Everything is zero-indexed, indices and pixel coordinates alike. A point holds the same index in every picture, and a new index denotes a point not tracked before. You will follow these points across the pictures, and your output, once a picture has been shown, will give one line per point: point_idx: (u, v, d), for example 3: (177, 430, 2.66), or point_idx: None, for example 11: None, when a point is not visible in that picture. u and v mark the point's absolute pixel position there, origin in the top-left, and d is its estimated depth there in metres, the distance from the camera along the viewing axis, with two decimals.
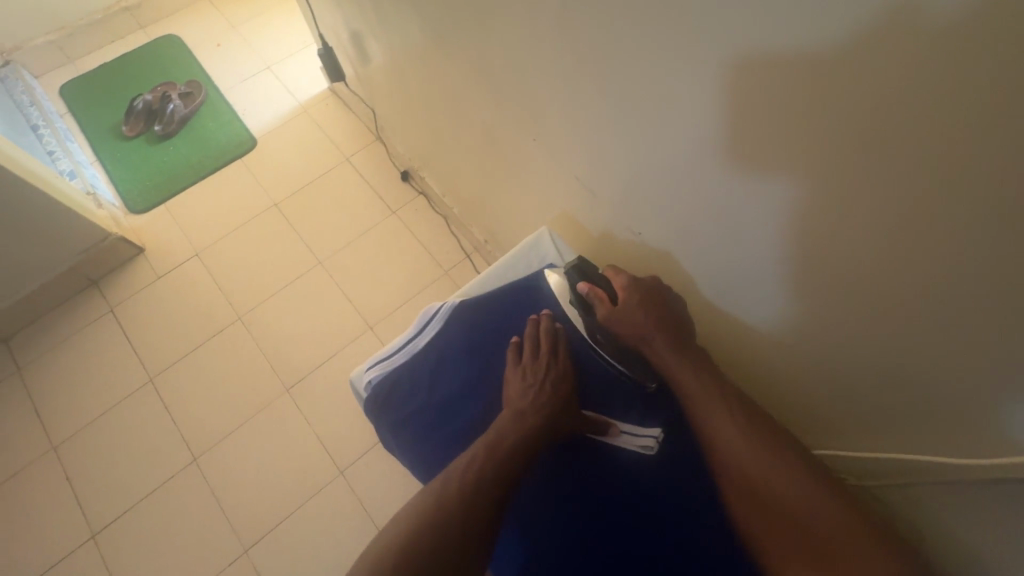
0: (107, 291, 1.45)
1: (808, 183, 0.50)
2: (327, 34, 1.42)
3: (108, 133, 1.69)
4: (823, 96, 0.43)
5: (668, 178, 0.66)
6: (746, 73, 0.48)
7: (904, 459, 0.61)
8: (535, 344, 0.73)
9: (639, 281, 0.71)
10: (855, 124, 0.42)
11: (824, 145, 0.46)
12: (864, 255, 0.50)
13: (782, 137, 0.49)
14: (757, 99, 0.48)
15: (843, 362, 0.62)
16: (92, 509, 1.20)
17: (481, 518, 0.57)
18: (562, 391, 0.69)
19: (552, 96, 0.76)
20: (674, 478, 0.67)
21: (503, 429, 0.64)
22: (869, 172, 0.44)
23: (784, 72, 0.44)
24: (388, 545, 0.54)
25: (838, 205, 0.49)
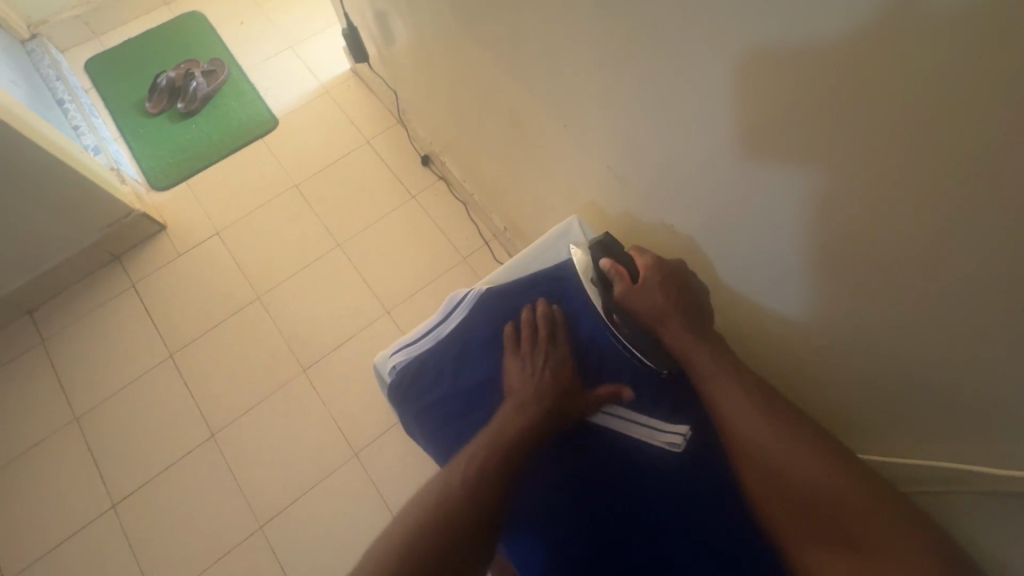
0: (129, 266, 1.46)
1: (863, 182, 0.47)
2: (351, 14, 1.41)
3: (131, 109, 1.69)
4: (886, 89, 0.40)
5: (706, 172, 0.63)
6: (799, 63, 0.45)
7: (948, 467, 0.59)
8: (536, 326, 0.73)
9: (661, 261, 0.69)
10: (922, 120, 0.40)
11: (885, 142, 0.43)
12: (917, 255, 0.47)
13: (837, 132, 0.46)
14: (812, 91, 0.45)
15: (884, 364, 0.59)
16: (112, 480, 1.23)
17: (488, 504, 0.57)
18: (563, 380, 0.69)
19: (582, 83, 0.73)
20: (701, 477, 0.66)
21: (504, 421, 0.64)
22: (935, 171, 0.41)
23: (843, 62, 0.42)
24: (400, 530, 0.54)
25: (896, 204, 0.46)
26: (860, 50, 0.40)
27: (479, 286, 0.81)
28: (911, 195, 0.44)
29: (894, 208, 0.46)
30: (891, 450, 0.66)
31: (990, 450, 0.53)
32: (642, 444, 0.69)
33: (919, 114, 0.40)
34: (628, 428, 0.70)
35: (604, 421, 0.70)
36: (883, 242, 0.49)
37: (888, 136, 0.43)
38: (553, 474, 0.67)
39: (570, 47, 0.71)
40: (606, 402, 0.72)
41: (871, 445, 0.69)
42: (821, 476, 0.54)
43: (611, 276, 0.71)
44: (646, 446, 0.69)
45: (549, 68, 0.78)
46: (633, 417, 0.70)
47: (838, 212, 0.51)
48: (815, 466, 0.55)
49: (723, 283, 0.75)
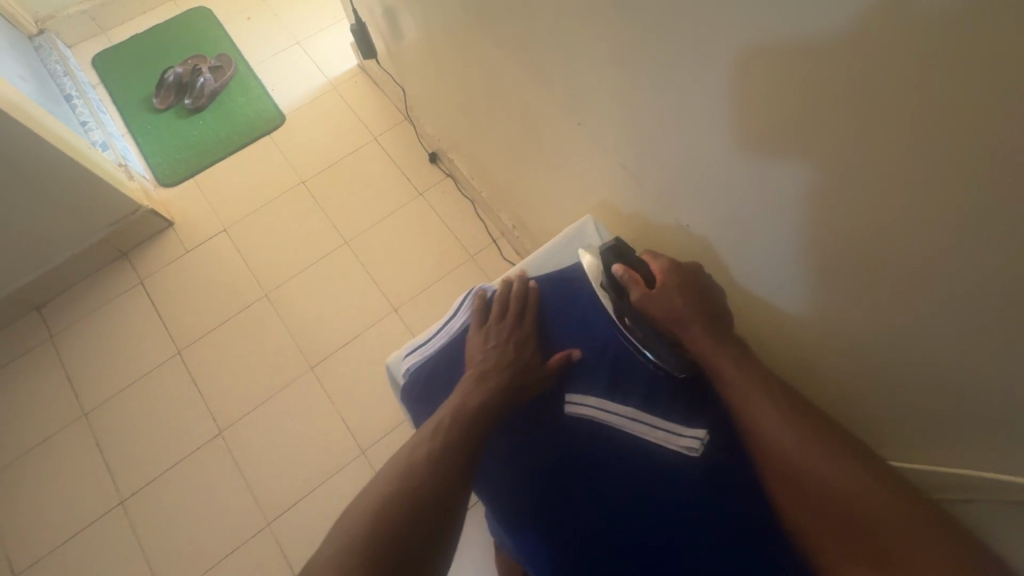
0: (137, 263, 1.46)
1: (897, 186, 0.45)
2: (359, 10, 1.40)
3: (138, 105, 1.69)
4: (927, 90, 0.39)
5: (727, 174, 0.62)
6: (833, 62, 0.43)
7: (986, 478, 0.57)
8: (499, 306, 0.77)
9: (676, 265, 0.70)
10: (966, 124, 0.38)
11: (924, 145, 0.41)
12: (949, 260, 0.46)
13: (871, 134, 0.44)
14: (845, 92, 0.44)
15: (908, 369, 0.58)
16: (121, 476, 1.23)
17: (457, 466, 0.57)
18: (524, 355, 0.72)
19: (597, 81, 0.72)
20: (722, 482, 0.62)
21: (466, 393, 0.66)
22: (977, 176, 0.40)
23: (881, 62, 0.40)
24: (375, 495, 0.54)
25: (932, 209, 0.44)
26: (900, 49, 0.38)
27: (492, 285, 0.81)
28: (950, 200, 0.43)
29: (930, 213, 0.45)
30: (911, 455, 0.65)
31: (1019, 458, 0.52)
32: (658, 448, 0.66)
33: (956, 115, 0.38)
34: (641, 430, 0.67)
35: (616, 423, 0.68)
36: (916, 247, 0.48)
37: (927, 139, 0.41)
38: (546, 465, 0.66)
39: (585, 43, 0.69)
40: (617, 403, 0.69)
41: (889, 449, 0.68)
42: (835, 469, 0.54)
43: (624, 281, 0.71)
44: (663, 450, 0.65)
45: (563, 65, 0.77)
46: (647, 418, 0.67)
47: (867, 217, 0.49)
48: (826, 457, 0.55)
49: (740, 285, 0.74)
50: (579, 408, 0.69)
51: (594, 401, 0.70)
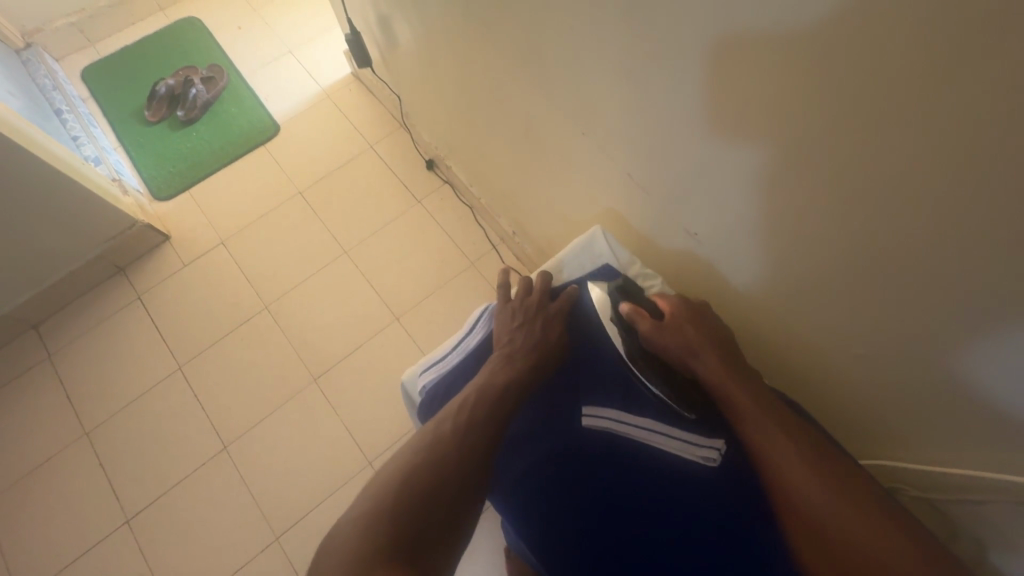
0: (134, 278, 1.45)
1: (922, 202, 0.45)
2: (354, 19, 1.39)
3: (130, 118, 1.67)
4: (961, 109, 0.38)
5: (741, 187, 0.61)
6: (859, 79, 0.42)
7: (982, 476, 0.58)
8: (526, 287, 0.78)
9: (685, 301, 0.69)
10: (1001, 141, 0.37)
11: (954, 161, 0.41)
12: (964, 273, 0.46)
13: (898, 150, 0.43)
14: (871, 108, 0.43)
15: (918, 376, 0.58)
16: (126, 494, 1.22)
17: (481, 445, 0.58)
18: (551, 335, 0.72)
19: (603, 93, 0.72)
20: (738, 492, 0.63)
21: (493, 373, 0.66)
22: (1010, 193, 0.39)
23: (913, 81, 0.39)
24: (398, 467, 0.55)
25: (959, 224, 0.44)
26: (932, 68, 0.37)
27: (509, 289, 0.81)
28: (978, 215, 0.42)
29: (955, 228, 0.44)
30: (924, 457, 0.65)
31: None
32: (676, 458, 0.66)
33: (977, 134, 0.38)
34: (658, 439, 0.67)
35: (635, 435, 0.68)
36: (938, 260, 0.47)
37: (956, 157, 0.40)
38: (570, 465, 0.68)
39: (590, 55, 0.69)
40: (633, 413, 0.69)
41: (903, 450, 0.67)
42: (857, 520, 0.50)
43: (631, 318, 0.68)
44: (681, 460, 0.66)
45: (566, 76, 0.77)
46: (664, 428, 0.68)
47: (886, 230, 0.49)
48: (848, 505, 0.51)
49: (752, 296, 0.73)
50: (596, 420, 0.70)
51: (611, 412, 0.70)
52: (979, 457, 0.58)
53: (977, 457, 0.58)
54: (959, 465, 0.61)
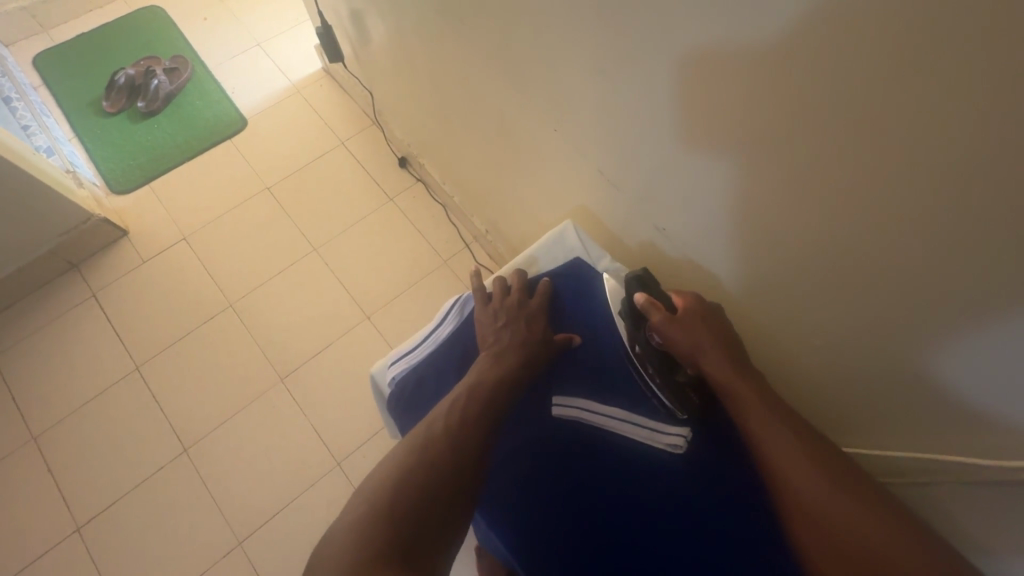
0: (89, 275, 1.38)
1: (864, 192, 0.47)
2: (325, 12, 1.37)
3: (86, 107, 1.60)
4: (910, 106, 0.40)
5: (705, 181, 0.63)
6: (812, 76, 0.44)
7: (926, 458, 0.60)
8: (503, 287, 0.77)
9: (700, 298, 0.67)
10: (933, 133, 0.40)
11: (893, 153, 0.43)
12: (903, 262, 0.49)
13: (846, 143, 0.46)
14: (819, 103, 0.45)
15: (867, 362, 0.61)
16: (77, 501, 1.16)
17: (473, 442, 0.58)
18: (536, 331, 0.73)
19: (573, 90, 0.73)
20: (700, 477, 0.66)
21: (481, 372, 0.66)
22: (953, 189, 0.41)
23: (854, 76, 0.42)
24: (391, 471, 0.55)
25: (906, 218, 0.46)
26: (868, 63, 0.40)
27: (485, 285, 0.80)
28: (924, 209, 0.44)
29: (896, 219, 0.47)
30: (872, 443, 0.68)
31: (970, 450, 0.55)
32: (643, 447, 0.68)
33: (911, 126, 0.41)
34: (629, 428, 0.69)
35: (604, 424, 0.69)
36: (882, 250, 0.50)
37: (892, 149, 0.43)
38: (547, 457, 0.68)
39: (563, 52, 0.70)
40: (607, 405, 0.70)
41: (852, 438, 0.71)
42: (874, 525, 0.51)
43: (644, 310, 0.67)
44: (647, 448, 0.68)
45: (537, 73, 0.78)
46: (634, 418, 0.69)
47: (836, 220, 0.52)
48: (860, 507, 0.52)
49: (715, 289, 0.75)
50: (567, 410, 0.70)
51: (582, 402, 0.71)
52: (921, 440, 0.61)
53: (920, 441, 0.61)
54: (904, 447, 0.63)
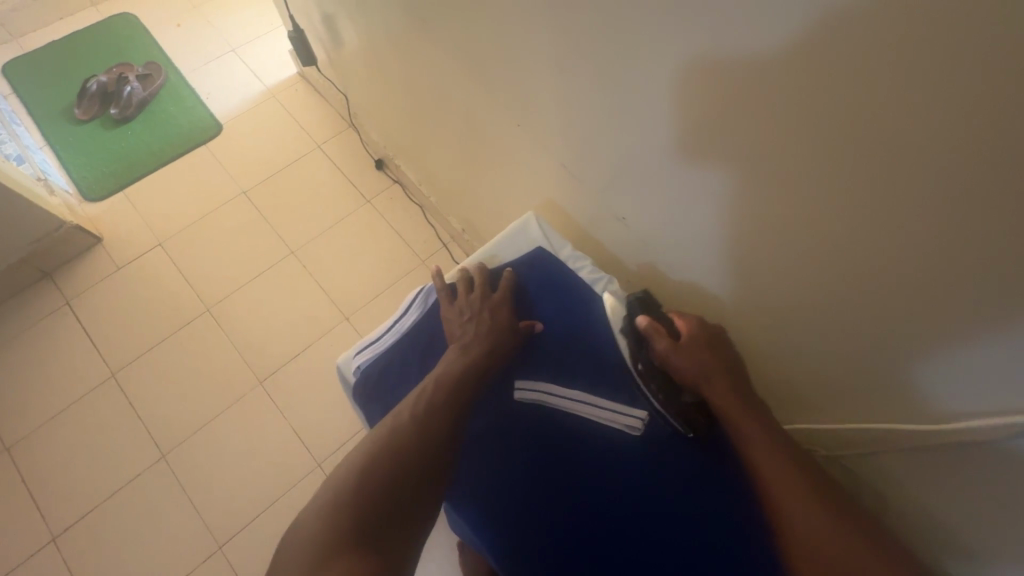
0: (62, 283, 1.37)
1: (799, 175, 0.50)
2: (297, 16, 1.38)
3: (58, 115, 1.59)
4: (834, 88, 0.42)
5: (659, 170, 0.65)
6: (745, 65, 0.47)
7: (871, 428, 0.62)
8: (467, 282, 0.78)
9: (702, 324, 0.67)
10: (854, 115, 0.42)
11: (821, 137, 0.46)
12: (839, 241, 0.51)
13: (779, 129, 0.48)
14: (754, 90, 0.48)
15: (814, 339, 0.63)
16: (52, 511, 1.14)
17: (439, 430, 0.60)
18: (501, 320, 0.74)
19: (535, 86, 0.75)
20: (659, 457, 0.68)
21: (448, 364, 0.68)
22: (883, 165, 0.43)
23: (782, 64, 0.44)
24: (356, 464, 0.56)
25: (839, 198, 0.48)
26: (793, 51, 0.43)
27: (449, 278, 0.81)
28: (859, 186, 0.46)
29: (828, 200, 0.49)
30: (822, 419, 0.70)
31: (909, 418, 0.57)
32: (603, 428, 0.70)
33: (835, 109, 0.43)
34: (588, 411, 0.71)
35: (564, 407, 0.71)
36: (819, 230, 0.52)
37: (820, 133, 0.45)
38: (510, 441, 0.69)
39: (523, 49, 0.72)
40: (569, 389, 0.72)
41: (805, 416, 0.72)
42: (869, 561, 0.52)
43: (648, 334, 0.67)
44: (606, 430, 0.70)
45: (502, 70, 0.80)
46: (593, 402, 0.71)
47: (777, 204, 0.54)
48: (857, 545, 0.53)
49: (676, 275, 0.78)
50: (529, 394, 0.72)
51: (543, 385, 0.73)
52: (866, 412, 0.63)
53: (866, 412, 0.63)
54: (851, 420, 0.65)
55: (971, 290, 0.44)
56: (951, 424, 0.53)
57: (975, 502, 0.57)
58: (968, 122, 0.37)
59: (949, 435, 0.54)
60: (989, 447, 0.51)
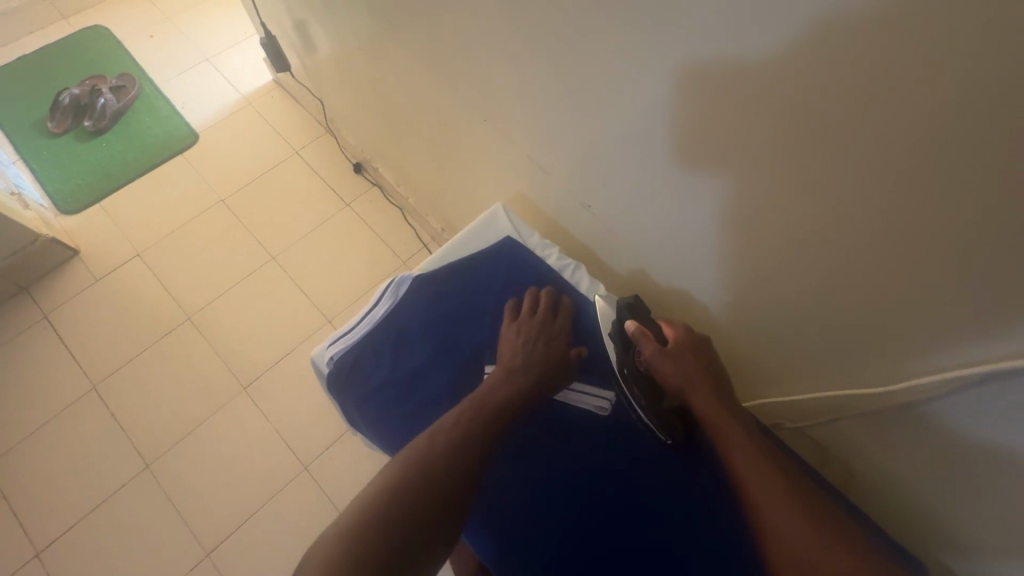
0: (40, 296, 1.36)
1: (742, 155, 0.52)
2: (270, 23, 1.38)
3: (30, 129, 1.58)
4: (766, 68, 0.44)
5: (619, 155, 0.67)
6: (687, 49, 0.49)
7: (826, 396, 0.65)
8: (532, 303, 0.76)
9: (692, 333, 0.67)
10: (786, 95, 0.44)
11: (760, 116, 0.48)
12: (783, 218, 0.53)
13: (722, 109, 0.50)
14: (697, 73, 0.50)
15: (767, 310, 0.65)
16: (36, 526, 1.13)
17: (473, 461, 0.58)
18: (556, 350, 0.72)
19: (500, 81, 0.77)
20: (624, 435, 0.71)
21: (491, 385, 0.67)
22: (820, 145, 0.45)
23: (719, 47, 0.46)
24: (374, 493, 0.53)
25: (779, 176, 0.50)
26: (729, 33, 0.45)
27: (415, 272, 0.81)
28: (800, 166, 0.48)
29: (771, 179, 0.51)
30: (783, 390, 0.71)
31: (862, 382, 0.60)
32: (573, 409, 0.74)
33: (768, 88, 0.45)
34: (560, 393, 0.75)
35: None
36: (765, 208, 0.54)
37: (758, 113, 0.47)
38: None
39: (487, 45, 0.73)
40: None
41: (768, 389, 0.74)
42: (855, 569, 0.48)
43: (636, 338, 0.67)
44: (577, 410, 0.73)
45: (467, 68, 0.82)
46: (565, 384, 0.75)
47: (726, 183, 0.56)
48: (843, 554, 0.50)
49: (645, 260, 0.79)
50: None
51: None
52: (821, 379, 0.65)
53: (821, 380, 0.65)
54: (808, 388, 0.67)
55: (904, 258, 0.46)
56: (897, 384, 0.55)
57: (926, 462, 0.59)
58: (885, 96, 0.39)
59: (895, 396, 0.56)
60: (930, 406, 0.54)
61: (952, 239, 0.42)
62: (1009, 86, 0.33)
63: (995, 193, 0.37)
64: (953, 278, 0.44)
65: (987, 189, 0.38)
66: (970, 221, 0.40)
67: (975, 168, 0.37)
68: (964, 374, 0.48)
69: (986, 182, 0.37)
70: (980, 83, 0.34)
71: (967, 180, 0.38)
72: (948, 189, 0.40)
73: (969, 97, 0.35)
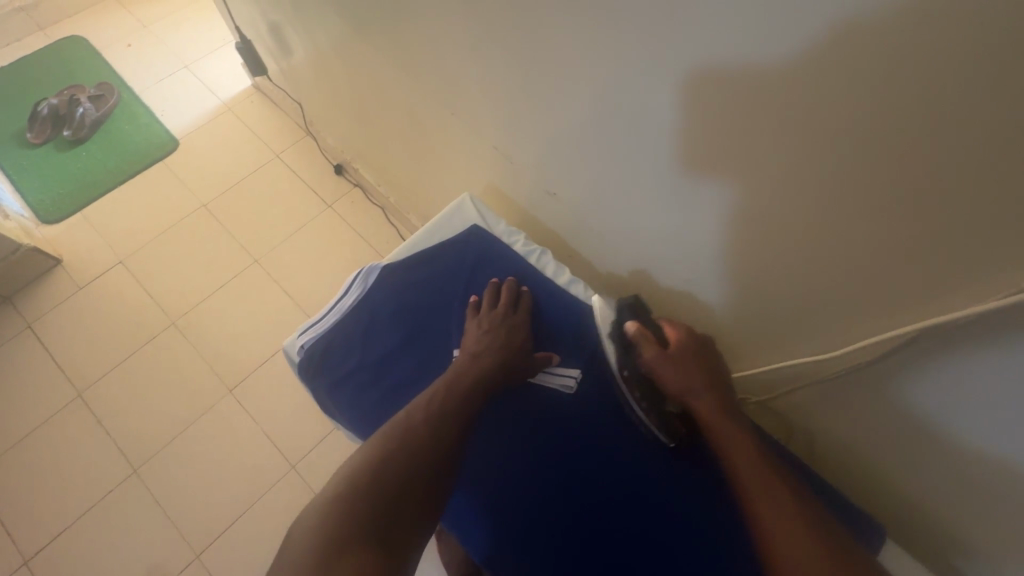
0: (23, 306, 1.36)
1: (689, 129, 0.54)
2: (245, 28, 1.40)
3: (9, 140, 1.58)
4: (702, 44, 0.46)
5: (576, 138, 0.69)
6: (629, 31, 0.51)
7: (782, 366, 0.67)
8: (493, 296, 0.78)
9: (692, 333, 0.66)
10: (721, 68, 0.47)
11: (700, 91, 0.50)
12: (731, 191, 0.56)
13: (666, 87, 0.53)
14: (641, 53, 0.52)
15: (723, 284, 0.67)
16: (24, 534, 1.13)
17: (446, 439, 0.60)
18: (517, 340, 0.74)
19: (464, 74, 0.79)
20: (591, 412, 0.73)
21: (460, 368, 0.69)
22: (755, 116, 0.48)
23: (659, 27, 0.48)
24: (355, 468, 0.54)
25: (723, 149, 0.53)
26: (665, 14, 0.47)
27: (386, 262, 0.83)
28: (744, 141, 0.50)
29: (716, 152, 0.54)
30: (746, 364, 0.74)
31: (815, 347, 0.62)
32: (542, 388, 0.75)
33: (705, 64, 0.48)
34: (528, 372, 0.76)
35: None
36: (713, 181, 0.57)
37: (699, 88, 0.50)
38: None
39: (449, 39, 0.75)
40: None
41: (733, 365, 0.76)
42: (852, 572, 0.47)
43: (636, 341, 0.67)
44: (545, 389, 0.75)
45: (433, 63, 0.83)
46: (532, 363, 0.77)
47: (676, 160, 0.59)
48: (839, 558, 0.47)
49: (609, 243, 0.82)
50: None
51: None
52: (778, 349, 0.67)
53: (778, 349, 0.67)
54: (767, 359, 0.70)
55: (841, 223, 0.49)
56: (845, 346, 0.58)
57: (879, 424, 0.62)
58: (807, 63, 0.41)
59: (845, 361, 0.59)
60: (879, 366, 0.56)
61: (884, 204, 0.45)
62: (916, 51, 0.35)
63: (911, 151, 0.40)
64: (892, 243, 0.47)
65: (907, 150, 0.40)
66: (897, 184, 0.43)
67: (899, 133, 0.40)
68: (902, 333, 0.51)
69: (911, 147, 0.40)
70: (891, 47, 0.36)
71: (885, 140, 0.41)
72: (870, 150, 0.42)
73: (882, 61, 0.37)
